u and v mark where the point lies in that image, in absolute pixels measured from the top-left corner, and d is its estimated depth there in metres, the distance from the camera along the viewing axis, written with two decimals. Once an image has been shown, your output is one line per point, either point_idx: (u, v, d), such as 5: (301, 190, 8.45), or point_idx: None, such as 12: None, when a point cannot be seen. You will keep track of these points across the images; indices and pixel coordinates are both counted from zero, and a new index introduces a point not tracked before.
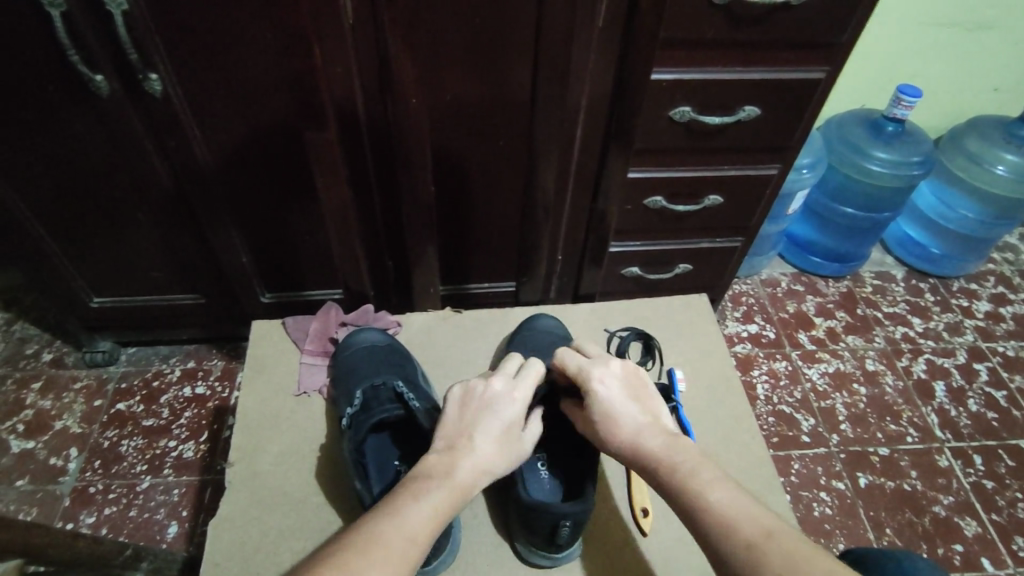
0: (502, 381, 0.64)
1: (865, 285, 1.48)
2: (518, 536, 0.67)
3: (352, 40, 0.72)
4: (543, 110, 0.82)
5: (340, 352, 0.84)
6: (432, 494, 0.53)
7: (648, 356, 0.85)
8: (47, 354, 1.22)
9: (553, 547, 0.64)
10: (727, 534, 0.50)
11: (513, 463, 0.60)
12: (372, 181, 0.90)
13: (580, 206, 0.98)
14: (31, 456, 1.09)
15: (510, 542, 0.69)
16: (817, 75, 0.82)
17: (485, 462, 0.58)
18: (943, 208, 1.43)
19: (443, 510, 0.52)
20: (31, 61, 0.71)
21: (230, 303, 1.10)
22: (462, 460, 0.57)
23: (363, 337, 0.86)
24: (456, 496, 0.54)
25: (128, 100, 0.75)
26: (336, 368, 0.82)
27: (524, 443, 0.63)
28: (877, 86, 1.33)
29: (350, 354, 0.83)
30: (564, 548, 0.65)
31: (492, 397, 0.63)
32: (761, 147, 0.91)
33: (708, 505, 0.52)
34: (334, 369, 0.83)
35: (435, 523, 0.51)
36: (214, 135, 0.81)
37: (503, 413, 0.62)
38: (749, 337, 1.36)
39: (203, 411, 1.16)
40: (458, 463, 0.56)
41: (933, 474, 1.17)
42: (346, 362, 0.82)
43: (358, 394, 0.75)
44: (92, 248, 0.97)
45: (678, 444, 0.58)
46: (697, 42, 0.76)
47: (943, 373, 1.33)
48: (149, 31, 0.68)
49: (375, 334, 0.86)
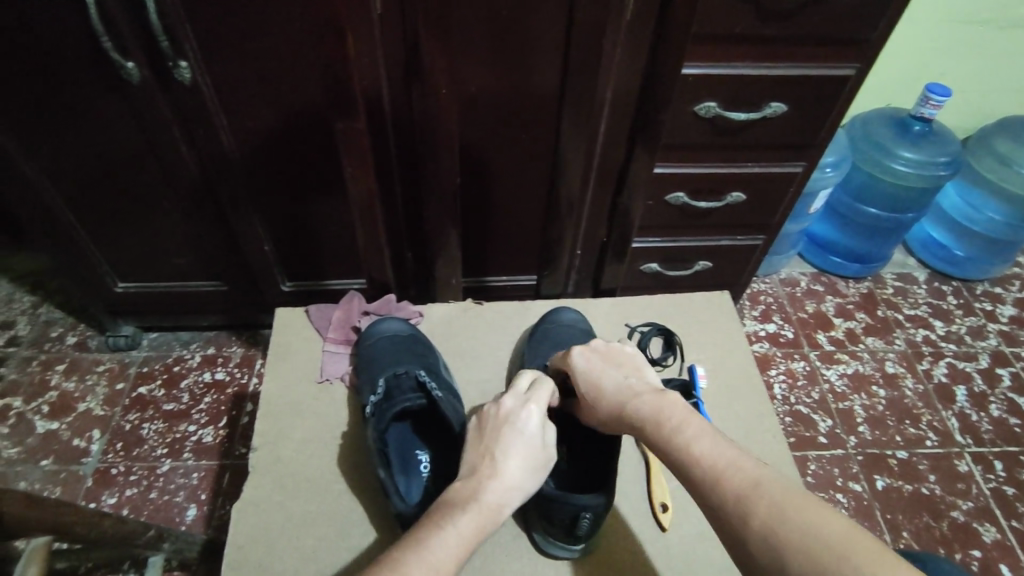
0: (513, 399, 0.65)
1: (886, 286, 1.47)
2: (536, 526, 0.67)
3: (380, 30, 0.72)
4: (568, 104, 0.82)
5: (363, 341, 0.85)
6: (459, 519, 0.53)
7: (669, 352, 0.85)
8: (71, 337, 1.25)
9: (571, 538, 0.65)
10: (713, 482, 0.49)
11: (539, 480, 0.60)
12: (395, 172, 0.90)
13: (601, 201, 0.97)
14: (55, 436, 1.11)
15: (527, 533, 0.69)
16: (847, 71, 0.81)
17: (512, 483, 0.58)
18: (970, 209, 1.41)
19: (471, 534, 0.52)
20: (63, 46, 0.72)
21: (252, 291, 1.11)
22: (486, 482, 0.57)
23: (384, 325, 0.86)
24: (486, 524, 0.54)
25: (158, 88, 0.76)
26: (359, 357, 0.83)
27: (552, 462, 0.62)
28: (905, 84, 1.31)
29: (372, 342, 0.84)
30: (582, 540, 0.66)
31: (506, 415, 0.64)
32: (787, 144, 0.90)
33: (694, 454, 0.51)
34: (358, 357, 0.83)
35: (463, 549, 0.51)
36: (241, 123, 0.82)
37: (524, 428, 0.62)
38: (767, 336, 1.35)
39: (222, 397, 1.17)
40: (483, 486, 0.56)
41: (952, 478, 1.16)
42: (369, 351, 0.83)
43: (380, 383, 0.75)
44: (118, 234, 0.98)
45: (665, 397, 0.58)
46: (726, 37, 0.75)
47: (965, 378, 1.31)
48: (180, 19, 0.69)
49: (396, 323, 0.86)
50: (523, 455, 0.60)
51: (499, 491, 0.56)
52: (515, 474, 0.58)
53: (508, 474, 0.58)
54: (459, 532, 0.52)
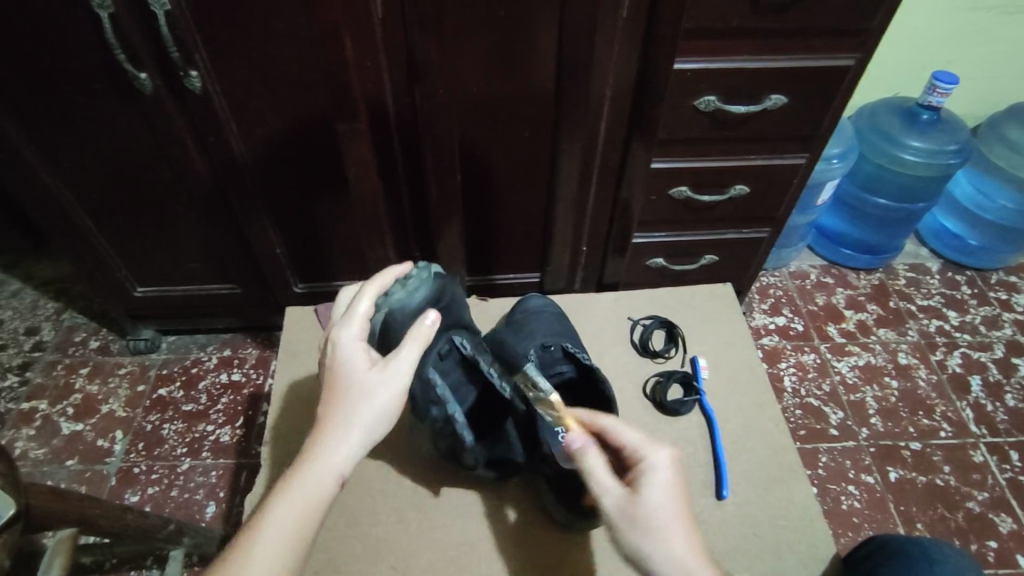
0: (363, 360, 0.59)
1: (898, 277, 1.46)
2: (556, 507, 0.69)
3: (382, 35, 0.74)
4: (567, 102, 0.83)
5: (385, 307, 0.69)
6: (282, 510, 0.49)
7: (671, 344, 0.86)
8: (94, 341, 1.28)
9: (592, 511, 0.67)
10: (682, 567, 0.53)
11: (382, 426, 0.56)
12: (401, 173, 0.92)
13: (603, 196, 0.99)
14: (80, 437, 1.15)
15: (548, 515, 0.72)
16: (846, 62, 0.81)
17: (351, 449, 0.54)
18: (982, 198, 1.39)
19: (297, 525, 0.49)
20: (80, 59, 0.75)
21: (265, 293, 1.14)
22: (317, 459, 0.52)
23: (400, 288, 0.71)
24: (319, 511, 0.51)
25: (170, 96, 0.79)
26: (386, 325, 0.69)
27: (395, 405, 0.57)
28: (911, 73, 1.30)
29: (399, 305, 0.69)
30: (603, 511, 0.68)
31: (357, 380, 0.57)
32: (788, 137, 0.91)
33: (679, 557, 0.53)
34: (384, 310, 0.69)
35: (289, 535, 0.48)
36: (251, 130, 0.84)
37: (371, 390, 0.57)
38: (777, 329, 1.35)
39: (239, 397, 1.20)
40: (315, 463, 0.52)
41: (967, 469, 1.15)
42: (396, 321, 0.69)
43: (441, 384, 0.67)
44: (135, 239, 1.01)
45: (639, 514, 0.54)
46: (721, 32, 0.76)
47: (980, 368, 1.29)
48: (189, 30, 0.72)
49: (416, 280, 0.73)
50: (366, 415, 0.55)
51: (332, 456, 0.53)
52: (359, 429, 0.54)
53: (349, 437, 0.54)
54: (282, 532, 0.48)
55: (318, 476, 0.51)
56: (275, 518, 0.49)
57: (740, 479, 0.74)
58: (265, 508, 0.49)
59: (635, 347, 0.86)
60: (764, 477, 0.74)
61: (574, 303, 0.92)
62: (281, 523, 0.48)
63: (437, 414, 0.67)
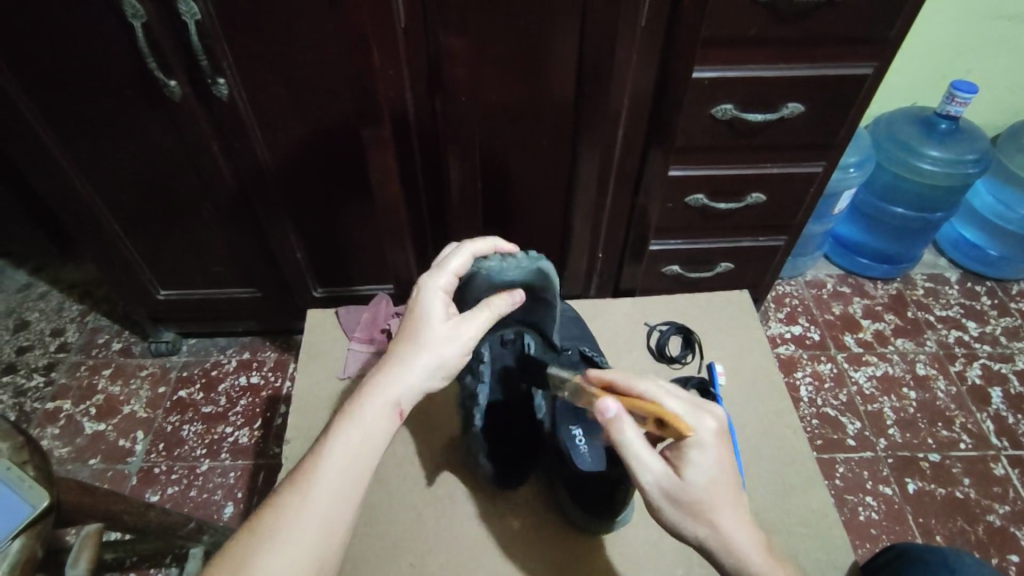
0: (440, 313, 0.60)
1: (916, 287, 1.44)
2: (574, 512, 0.69)
3: (404, 44, 0.76)
4: (585, 109, 0.84)
5: (479, 270, 0.67)
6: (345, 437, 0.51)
7: (688, 350, 0.86)
8: (117, 343, 1.31)
9: (609, 516, 0.67)
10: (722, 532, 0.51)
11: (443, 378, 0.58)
12: (420, 179, 0.93)
13: (620, 203, 0.99)
14: (102, 437, 1.17)
15: (566, 521, 0.72)
16: (864, 71, 0.81)
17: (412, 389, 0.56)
18: (1002, 208, 1.38)
19: (355, 453, 0.51)
20: (113, 68, 0.77)
21: (284, 297, 1.16)
22: (380, 393, 0.54)
23: (497, 261, 0.69)
24: (380, 444, 0.52)
25: (198, 103, 0.81)
26: (471, 284, 0.67)
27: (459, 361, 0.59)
28: (930, 82, 1.30)
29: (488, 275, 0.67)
30: (621, 515, 0.68)
31: (427, 329, 0.59)
32: (805, 145, 0.91)
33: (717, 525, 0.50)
34: (476, 272, 0.67)
35: (348, 462, 0.50)
36: (275, 136, 0.86)
37: (440, 342, 0.58)
38: (793, 339, 1.34)
39: (257, 400, 1.22)
40: (377, 396, 0.54)
41: (987, 482, 1.13)
42: (478, 287, 0.68)
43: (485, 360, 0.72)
44: (160, 243, 1.04)
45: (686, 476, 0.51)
46: (739, 41, 0.77)
47: (1000, 379, 1.28)
48: (219, 39, 0.74)
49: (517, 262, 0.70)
50: (430, 363, 0.57)
51: (392, 391, 0.55)
52: (421, 372, 0.56)
53: (410, 378, 0.56)
54: (344, 455, 0.50)
55: (381, 408, 0.53)
56: (341, 442, 0.51)
57: (757, 485, 0.74)
58: (330, 432, 0.52)
59: (651, 352, 0.86)
60: (782, 483, 0.74)
61: (590, 308, 0.92)
62: (342, 446, 0.51)
63: (468, 384, 0.72)
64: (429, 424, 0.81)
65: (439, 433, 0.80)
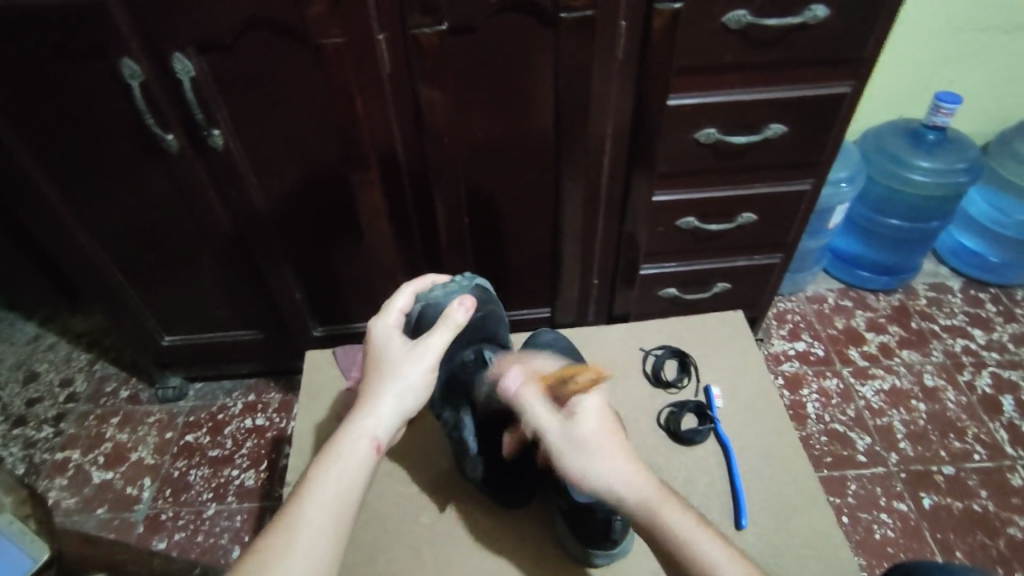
0: (400, 344, 0.62)
1: (919, 297, 1.43)
2: (572, 541, 0.69)
3: (389, 86, 0.78)
4: (569, 140, 0.86)
5: (424, 300, 0.73)
6: (326, 478, 0.52)
7: (684, 373, 0.86)
8: (125, 391, 1.32)
9: (609, 543, 0.67)
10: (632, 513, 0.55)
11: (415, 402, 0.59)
12: (412, 216, 0.95)
13: (611, 229, 1.00)
14: (109, 485, 1.18)
15: (566, 552, 0.71)
16: (842, 89, 0.83)
17: (384, 420, 0.57)
18: (998, 214, 1.38)
19: (330, 494, 0.51)
20: (112, 124, 0.81)
21: (286, 337, 1.17)
22: (350, 431, 0.55)
23: (440, 289, 0.76)
24: (359, 478, 0.53)
25: (194, 154, 0.84)
26: (422, 314, 0.72)
27: (425, 381, 0.60)
28: (915, 94, 1.31)
29: (436, 301, 0.73)
30: (620, 543, 0.67)
31: (390, 361, 0.60)
32: (791, 164, 0.92)
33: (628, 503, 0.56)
34: (423, 303, 0.73)
35: (327, 503, 0.51)
36: (269, 182, 0.89)
37: (403, 370, 0.59)
38: (797, 355, 1.34)
39: (263, 441, 1.22)
40: (348, 434, 0.55)
41: (1005, 493, 1.11)
42: (429, 315, 0.72)
43: (457, 389, 0.72)
44: (163, 291, 1.06)
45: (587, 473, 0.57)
46: (715, 67, 0.79)
47: (1011, 387, 1.26)
48: (212, 92, 0.77)
49: (455, 284, 0.78)
50: (396, 392, 0.58)
51: (367, 425, 0.56)
52: (392, 401, 0.58)
53: (383, 408, 0.57)
54: (325, 493, 0.51)
55: (355, 442, 0.54)
56: (320, 481, 0.52)
57: (760, 507, 0.73)
58: (309, 474, 0.53)
59: (648, 377, 0.86)
60: (784, 503, 0.73)
61: (585, 335, 0.92)
62: (323, 484, 0.52)
63: (449, 418, 0.73)
64: (429, 460, 0.81)
65: (438, 469, 0.80)
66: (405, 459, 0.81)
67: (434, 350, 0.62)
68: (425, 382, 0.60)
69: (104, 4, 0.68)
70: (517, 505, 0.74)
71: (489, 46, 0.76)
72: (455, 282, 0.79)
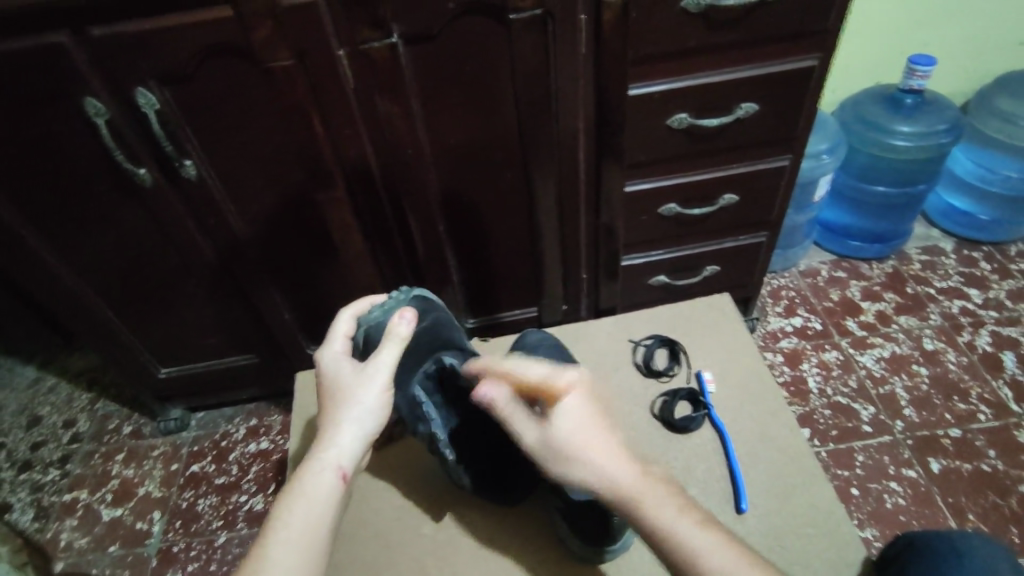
0: (349, 370, 0.64)
1: (912, 262, 1.42)
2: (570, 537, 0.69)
3: (355, 101, 0.78)
4: (541, 139, 0.86)
5: (365, 324, 0.73)
6: (291, 516, 0.54)
7: (675, 361, 0.86)
8: (127, 427, 1.33)
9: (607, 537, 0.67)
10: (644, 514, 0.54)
11: (374, 424, 0.62)
12: (393, 228, 0.95)
13: (593, 223, 1.00)
14: (120, 522, 1.18)
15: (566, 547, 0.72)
16: (811, 62, 0.82)
17: (345, 448, 0.59)
18: (984, 171, 1.37)
19: (297, 530, 0.54)
20: (83, 163, 0.80)
21: (281, 358, 1.17)
22: (311, 465, 0.58)
23: (378, 309, 0.76)
24: (325, 509, 0.56)
25: (169, 186, 0.84)
26: (367, 337, 0.72)
27: (382, 402, 0.62)
28: (890, 59, 1.31)
29: (376, 322, 0.73)
30: (618, 537, 0.68)
31: (343, 389, 0.62)
32: (766, 142, 0.92)
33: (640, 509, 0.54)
34: (365, 326, 0.73)
35: (295, 539, 0.53)
36: (246, 207, 0.89)
37: (356, 395, 0.62)
38: (795, 331, 1.33)
39: (268, 465, 1.22)
40: (310, 468, 0.57)
41: (1013, 451, 1.10)
42: (373, 336, 0.72)
43: (426, 402, 0.71)
44: (153, 325, 1.06)
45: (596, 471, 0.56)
46: (680, 52, 0.79)
47: (1011, 344, 1.25)
48: (179, 124, 0.77)
49: (393, 300, 0.78)
50: (353, 420, 0.61)
51: (330, 456, 0.58)
52: (350, 428, 0.60)
53: (343, 436, 0.60)
54: (292, 530, 0.53)
55: (319, 474, 0.57)
56: (286, 519, 0.54)
57: (760, 489, 0.73)
58: (274, 513, 0.55)
59: (639, 368, 0.86)
60: (783, 483, 0.73)
61: (574, 332, 0.92)
62: (290, 522, 0.54)
63: (424, 431, 0.72)
64: (426, 473, 0.81)
65: (436, 481, 0.80)
66: (402, 471, 0.81)
67: (384, 369, 0.64)
68: (380, 404, 0.62)
69: (61, 44, 0.68)
70: (513, 501, 0.75)
71: (449, 52, 0.75)
72: (393, 299, 0.79)
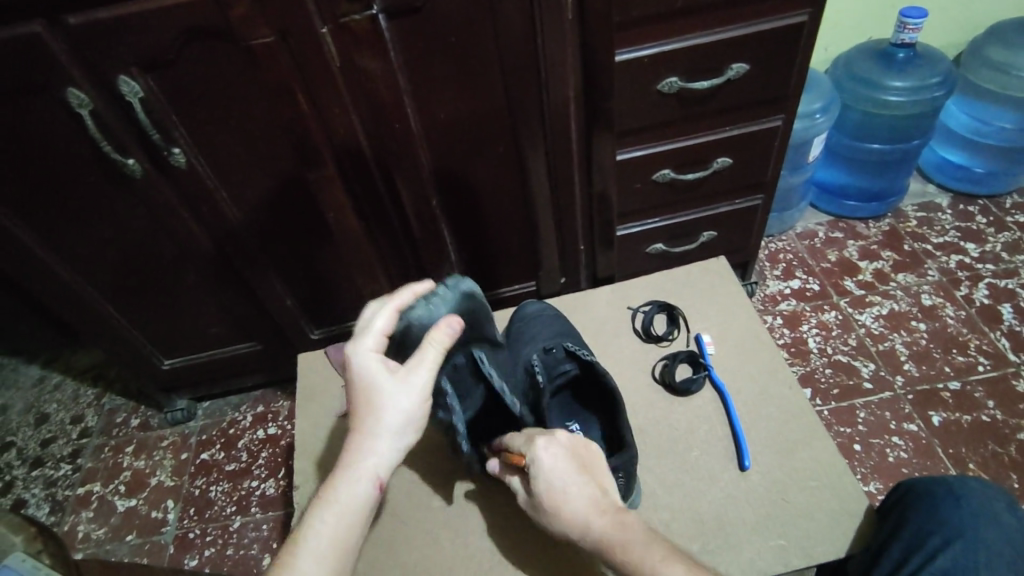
0: (388, 377, 0.62)
1: (909, 219, 1.42)
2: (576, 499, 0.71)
3: (341, 81, 0.77)
4: (531, 109, 0.85)
5: (408, 317, 0.70)
6: (324, 524, 0.57)
7: (673, 326, 0.86)
8: (135, 419, 1.34)
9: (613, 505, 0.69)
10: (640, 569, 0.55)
11: (411, 435, 0.63)
12: (387, 208, 0.95)
13: (587, 193, 1.00)
14: (135, 512, 1.20)
15: None
16: (799, 19, 0.81)
17: (380, 459, 0.61)
18: (978, 123, 1.36)
19: (329, 539, 0.57)
20: (71, 156, 0.80)
21: (285, 344, 1.18)
22: (348, 475, 0.59)
23: (422, 303, 0.72)
24: (356, 520, 0.59)
25: (159, 175, 0.84)
26: (407, 330, 0.70)
27: (420, 415, 0.63)
28: (881, 13, 1.29)
29: (420, 319, 0.70)
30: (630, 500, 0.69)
31: (381, 397, 0.61)
32: (758, 102, 0.91)
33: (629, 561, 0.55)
34: (406, 320, 0.70)
35: (327, 548, 0.56)
36: (240, 193, 0.88)
37: (394, 407, 0.61)
38: (793, 293, 1.33)
39: (278, 450, 1.24)
40: (347, 479, 0.59)
41: (1011, 400, 1.12)
42: (414, 333, 0.70)
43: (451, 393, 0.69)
44: (153, 316, 1.06)
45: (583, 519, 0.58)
46: (666, 15, 0.78)
47: (1009, 296, 1.26)
48: (165, 111, 0.76)
49: (440, 296, 0.73)
50: (389, 432, 0.61)
51: (366, 467, 0.60)
52: (387, 440, 0.61)
53: (379, 448, 0.61)
54: (324, 539, 0.57)
55: (353, 486, 0.59)
56: (317, 529, 0.57)
57: (763, 448, 0.74)
58: (307, 519, 0.58)
59: (638, 334, 0.87)
60: (785, 440, 0.74)
61: (573, 301, 0.93)
62: (322, 531, 0.57)
63: (443, 418, 0.71)
64: (432, 448, 0.82)
65: (442, 454, 0.82)
66: (408, 448, 0.83)
67: (425, 384, 0.63)
68: (419, 418, 0.63)
69: (39, 35, 0.67)
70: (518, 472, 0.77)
71: (433, 25, 0.74)
72: (438, 290, 0.75)
